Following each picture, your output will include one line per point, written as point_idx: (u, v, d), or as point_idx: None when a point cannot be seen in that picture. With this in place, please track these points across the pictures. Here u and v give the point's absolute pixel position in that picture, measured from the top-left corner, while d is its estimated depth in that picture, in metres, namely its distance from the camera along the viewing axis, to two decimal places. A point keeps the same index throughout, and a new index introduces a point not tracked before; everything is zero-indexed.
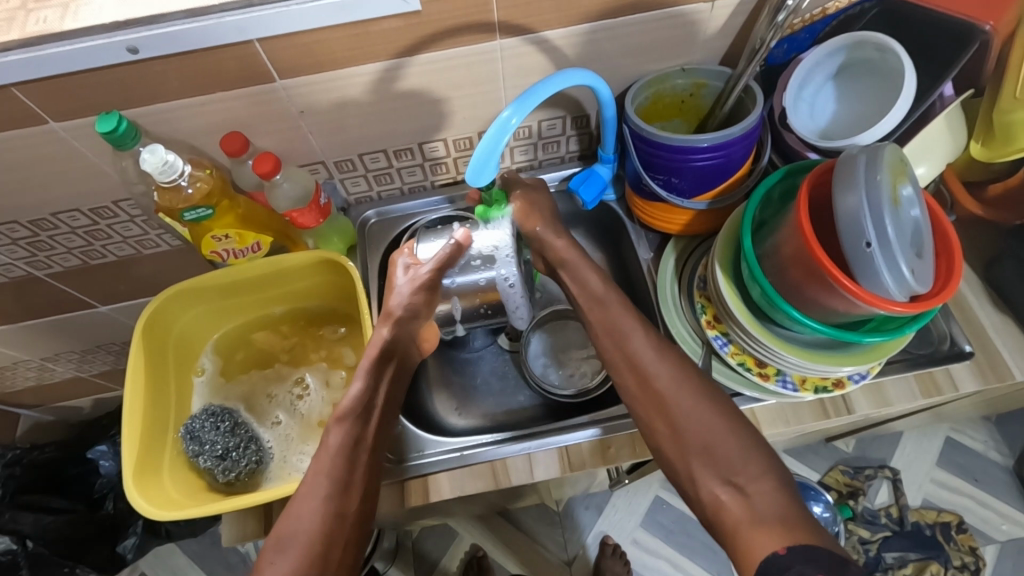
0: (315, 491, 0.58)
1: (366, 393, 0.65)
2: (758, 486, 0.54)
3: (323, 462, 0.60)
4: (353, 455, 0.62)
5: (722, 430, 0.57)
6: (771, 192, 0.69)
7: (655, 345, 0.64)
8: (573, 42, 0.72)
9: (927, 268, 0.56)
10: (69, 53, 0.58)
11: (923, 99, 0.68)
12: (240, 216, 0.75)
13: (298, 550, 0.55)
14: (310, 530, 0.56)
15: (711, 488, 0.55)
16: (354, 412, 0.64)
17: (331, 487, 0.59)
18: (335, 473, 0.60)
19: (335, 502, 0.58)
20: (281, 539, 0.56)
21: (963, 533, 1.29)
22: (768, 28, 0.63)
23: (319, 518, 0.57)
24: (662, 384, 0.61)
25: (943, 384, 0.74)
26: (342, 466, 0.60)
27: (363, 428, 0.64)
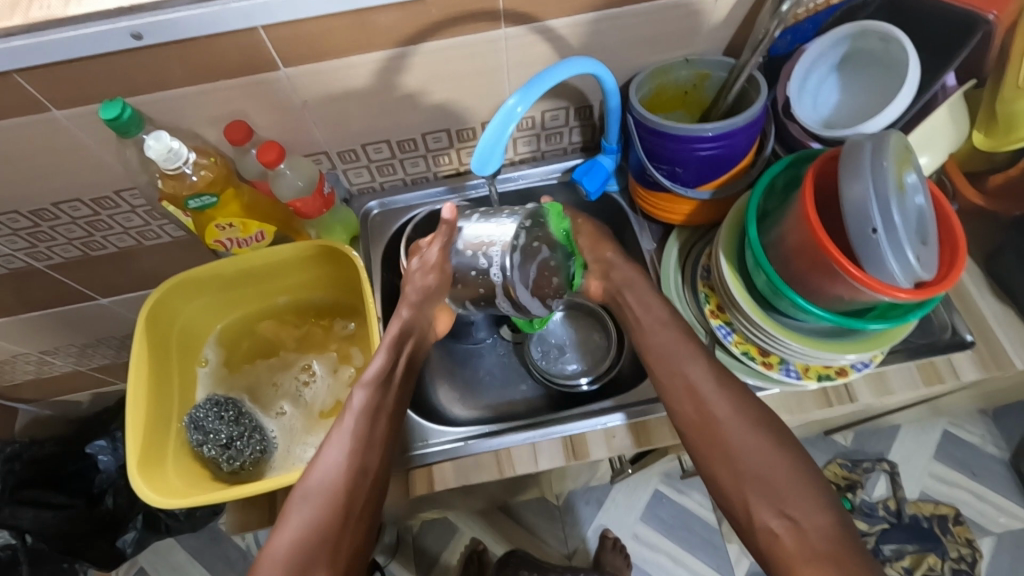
0: (337, 449, 0.61)
1: (392, 360, 0.68)
2: (814, 521, 0.56)
3: (345, 423, 0.63)
4: (377, 419, 0.64)
5: (777, 462, 0.59)
6: (776, 181, 0.69)
7: (711, 373, 0.65)
8: (577, 32, 0.72)
9: (932, 255, 0.56)
10: (73, 39, 0.58)
11: (927, 89, 0.68)
12: (244, 205, 0.75)
13: (317, 501, 0.58)
14: (330, 482, 0.59)
15: (763, 520, 0.57)
16: (378, 380, 0.66)
17: (353, 445, 0.61)
18: (357, 433, 0.62)
19: (357, 460, 0.61)
20: (303, 489, 0.59)
21: (960, 526, 1.30)
22: (772, 17, 0.63)
23: (338, 470, 0.60)
24: (720, 418, 0.62)
25: (945, 373, 0.74)
26: (365, 427, 0.63)
27: (387, 394, 0.66)
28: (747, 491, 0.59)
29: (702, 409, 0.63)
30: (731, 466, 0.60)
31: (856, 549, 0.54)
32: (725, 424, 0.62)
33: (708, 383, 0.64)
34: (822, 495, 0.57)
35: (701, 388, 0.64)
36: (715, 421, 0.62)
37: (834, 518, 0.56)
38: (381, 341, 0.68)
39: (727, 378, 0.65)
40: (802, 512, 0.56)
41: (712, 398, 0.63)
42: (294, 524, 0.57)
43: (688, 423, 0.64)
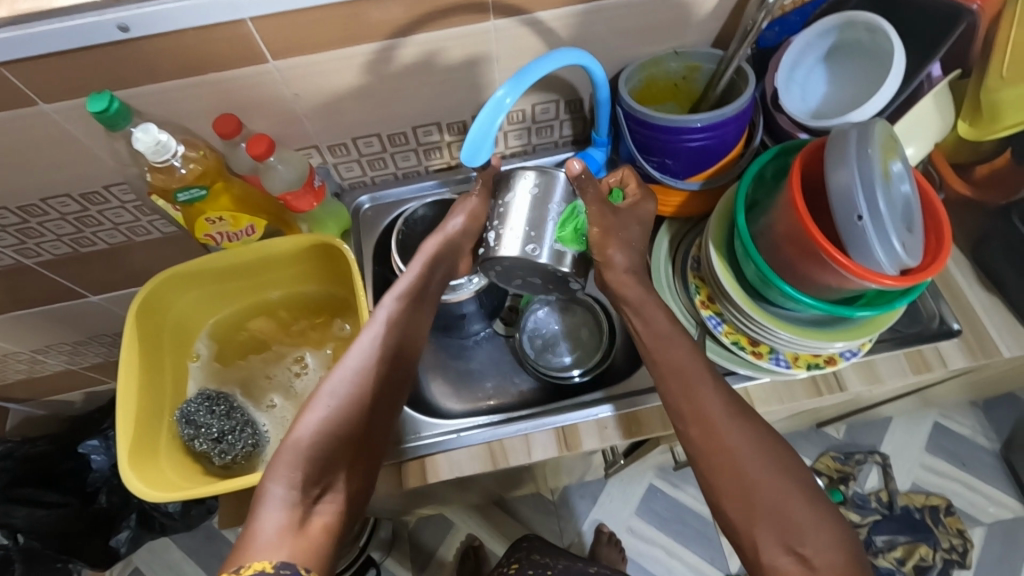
0: (364, 355, 0.61)
1: (425, 274, 0.68)
2: (822, 551, 0.54)
3: (373, 331, 0.63)
4: (403, 331, 0.64)
5: (788, 493, 0.57)
6: (765, 170, 0.70)
7: (721, 396, 0.61)
8: (567, 23, 0.72)
9: (917, 242, 0.57)
10: (60, 31, 0.58)
11: (911, 79, 0.69)
12: (235, 197, 0.75)
13: (341, 401, 0.58)
14: (355, 385, 0.59)
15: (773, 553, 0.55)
16: (409, 295, 0.66)
17: (380, 355, 0.61)
18: (385, 343, 0.63)
19: (381, 367, 0.61)
20: (329, 388, 0.58)
21: (952, 516, 1.32)
22: (759, 8, 0.63)
23: (364, 375, 0.60)
24: (734, 448, 0.59)
25: (932, 362, 0.75)
26: (393, 337, 0.63)
27: (414, 311, 0.66)
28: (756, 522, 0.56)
29: (714, 434, 0.59)
30: (740, 495, 0.57)
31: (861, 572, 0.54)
32: (736, 450, 0.58)
33: (721, 405, 0.61)
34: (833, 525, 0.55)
35: (710, 413, 0.60)
36: (726, 448, 0.59)
37: (844, 550, 0.54)
38: (417, 256, 0.68)
39: (734, 405, 0.61)
40: (811, 539, 0.54)
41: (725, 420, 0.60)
42: (315, 418, 0.56)
43: (702, 451, 0.60)
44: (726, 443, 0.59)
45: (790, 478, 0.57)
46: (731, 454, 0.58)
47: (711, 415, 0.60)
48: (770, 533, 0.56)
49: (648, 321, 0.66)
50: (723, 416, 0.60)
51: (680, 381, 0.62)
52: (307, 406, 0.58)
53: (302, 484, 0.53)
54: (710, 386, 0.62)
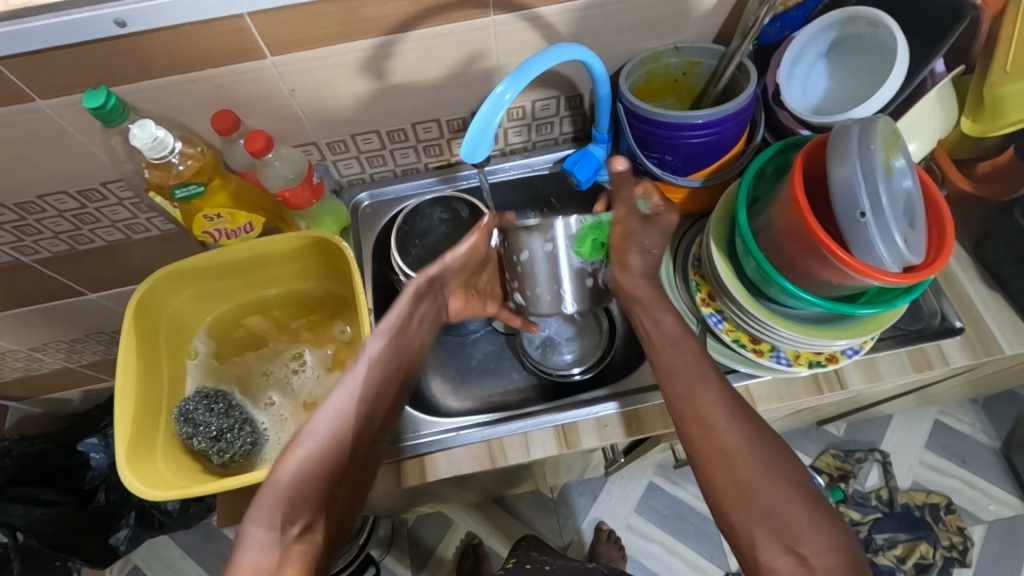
0: (349, 394, 0.59)
1: (409, 315, 0.65)
2: (818, 549, 0.54)
3: (357, 371, 0.61)
4: (386, 372, 0.62)
5: (785, 494, 0.56)
6: (766, 167, 0.69)
7: (718, 396, 0.61)
8: (566, 19, 0.71)
9: (919, 239, 0.56)
10: (55, 27, 0.57)
11: (914, 76, 0.68)
12: (232, 194, 0.74)
13: (323, 442, 0.56)
14: (339, 425, 0.57)
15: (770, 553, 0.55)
16: (393, 336, 0.64)
17: (363, 394, 0.60)
18: (369, 380, 0.61)
19: (363, 408, 0.59)
20: (311, 430, 0.56)
21: (952, 514, 1.32)
22: (760, 3, 0.62)
23: (347, 416, 0.58)
24: (731, 448, 0.59)
25: (934, 359, 0.75)
26: (376, 377, 0.61)
27: (397, 351, 0.64)
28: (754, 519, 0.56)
29: (712, 437, 0.59)
30: (737, 496, 0.57)
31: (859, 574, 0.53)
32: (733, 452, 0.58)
33: (718, 405, 0.61)
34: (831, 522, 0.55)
35: (708, 411, 0.61)
36: (724, 448, 0.59)
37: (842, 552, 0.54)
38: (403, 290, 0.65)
39: (732, 405, 0.61)
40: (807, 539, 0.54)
41: (719, 419, 0.60)
42: (296, 459, 0.54)
43: (700, 452, 0.60)
44: (723, 444, 0.59)
45: (787, 478, 0.57)
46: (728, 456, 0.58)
47: (704, 415, 0.60)
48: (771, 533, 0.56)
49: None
50: (719, 414, 0.60)
51: (676, 380, 0.63)
52: (291, 443, 0.56)
53: (281, 524, 0.52)
54: (708, 385, 0.62)
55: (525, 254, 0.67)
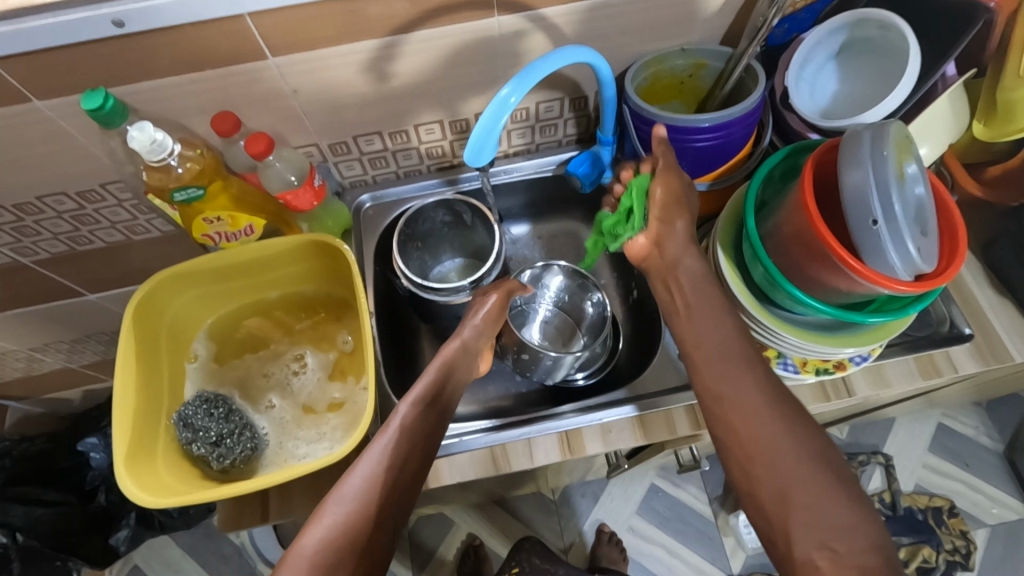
0: (377, 459, 0.58)
1: (439, 381, 0.66)
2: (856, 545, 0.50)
3: (385, 437, 0.60)
4: (416, 439, 0.61)
5: (816, 484, 0.52)
6: (774, 171, 0.68)
7: (742, 378, 0.59)
8: (572, 20, 0.70)
9: (932, 246, 0.55)
10: (52, 26, 0.56)
11: (926, 79, 0.67)
12: (233, 197, 0.74)
13: (347, 509, 0.55)
14: (364, 492, 0.56)
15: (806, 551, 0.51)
16: (424, 402, 0.63)
17: (392, 460, 0.58)
18: (399, 446, 0.59)
19: (390, 476, 0.58)
20: (338, 495, 0.56)
21: (955, 518, 1.31)
22: (769, 5, 0.62)
23: (374, 482, 0.56)
24: (757, 440, 0.56)
25: (943, 366, 0.74)
26: (405, 446, 0.59)
27: (427, 418, 0.63)
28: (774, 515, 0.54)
29: (738, 423, 0.57)
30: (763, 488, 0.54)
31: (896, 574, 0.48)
32: (761, 437, 0.55)
33: (740, 399, 0.58)
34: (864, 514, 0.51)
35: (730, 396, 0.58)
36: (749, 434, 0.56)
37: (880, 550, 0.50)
38: (430, 361, 0.66)
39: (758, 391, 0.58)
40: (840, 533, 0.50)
41: (745, 402, 0.57)
42: (321, 526, 0.54)
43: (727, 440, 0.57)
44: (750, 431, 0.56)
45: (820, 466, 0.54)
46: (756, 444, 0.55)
47: (728, 395, 0.58)
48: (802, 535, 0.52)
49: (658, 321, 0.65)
50: (744, 397, 0.57)
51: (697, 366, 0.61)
52: (318, 508, 0.56)
53: None
54: (732, 369, 0.59)
55: (526, 357, 0.78)
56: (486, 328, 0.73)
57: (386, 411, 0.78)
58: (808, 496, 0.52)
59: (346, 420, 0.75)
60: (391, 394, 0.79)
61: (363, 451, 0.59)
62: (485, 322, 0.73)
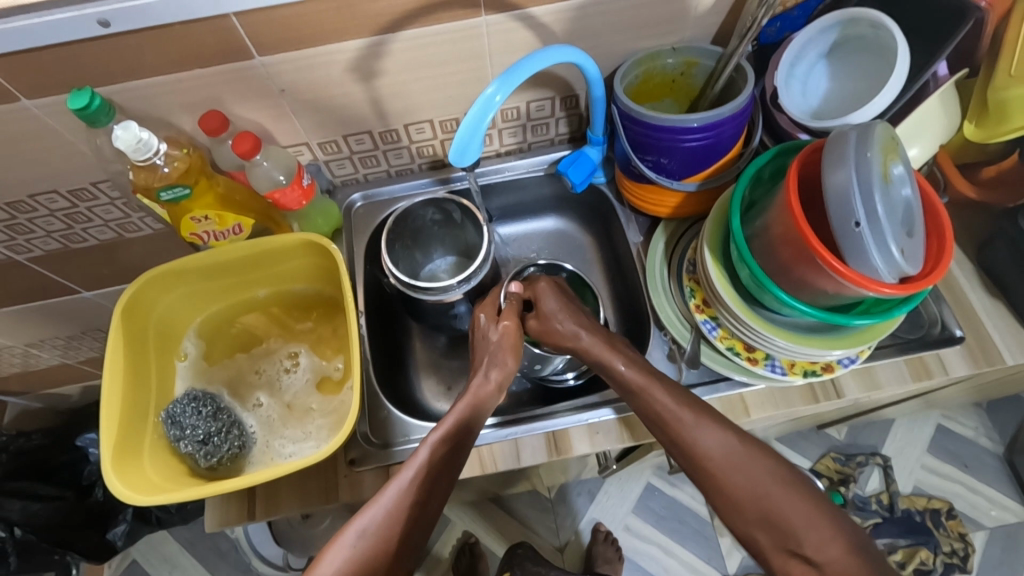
0: (399, 494, 0.58)
1: (468, 418, 0.66)
2: (828, 554, 0.55)
3: (406, 472, 0.60)
4: (439, 478, 0.61)
5: (787, 498, 0.58)
6: (762, 171, 0.68)
7: (689, 408, 0.62)
8: (560, 19, 0.70)
9: (917, 248, 0.55)
10: (38, 26, 0.56)
11: (917, 78, 0.66)
12: (219, 195, 0.74)
13: (367, 544, 0.56)
14: (383, 527, 0.57)
15: (784, 562, 0.57)
16: (448, 439, 0.63)
17: (417, 494, 0.59)
18: (423, 482, 0.60)
19: (411, 514, 0.58)
20: (357, 526, 0.57)
21: (953, 519, 1.30)
22: (758, 5, 0.61)
23: (396, 517, 0.57)
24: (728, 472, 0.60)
25: (934, 368, 0.73)
26: (428, 483, 0.60)
27: (451, 458, 0.62)
28: (750, 521, 0.59)
29: (699, 454, 0.61)
30: (736, 508, 0.59)
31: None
32: (722, 464, 0.60)
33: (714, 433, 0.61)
34: (831, 519, 0.57)
35: (686, 426, 0.62)
36: (713, 462, 0.60)
37: (858, 557, 0.54)
38: (459, 398, 0.66)
39: (705, 414, 0.62)
40: (812, 540, 0.56)
41: (700, 427, 0.61)
42: (338, 557, 0.55)
43: (696, 472, 0.61)
44: (711, 458, 0.60)
45: (789, 481, 0.59)
46: (721, 468, 0.60)
47: (686, 416, 0.62)
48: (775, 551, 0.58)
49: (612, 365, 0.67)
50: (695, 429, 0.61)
51: (653, 391, 0.64)
52: (334, 536, 0.57)
53: None
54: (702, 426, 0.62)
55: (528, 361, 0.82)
56: (504, 358, 0.71)
57: (375, 409, 0.78)
58: (779, 509, 0.58)
59: (333, 419, 0.75)
60: (380, 391, 0.79)
61: (385, 485, 0.59)
62: (505, 352, 0.71)
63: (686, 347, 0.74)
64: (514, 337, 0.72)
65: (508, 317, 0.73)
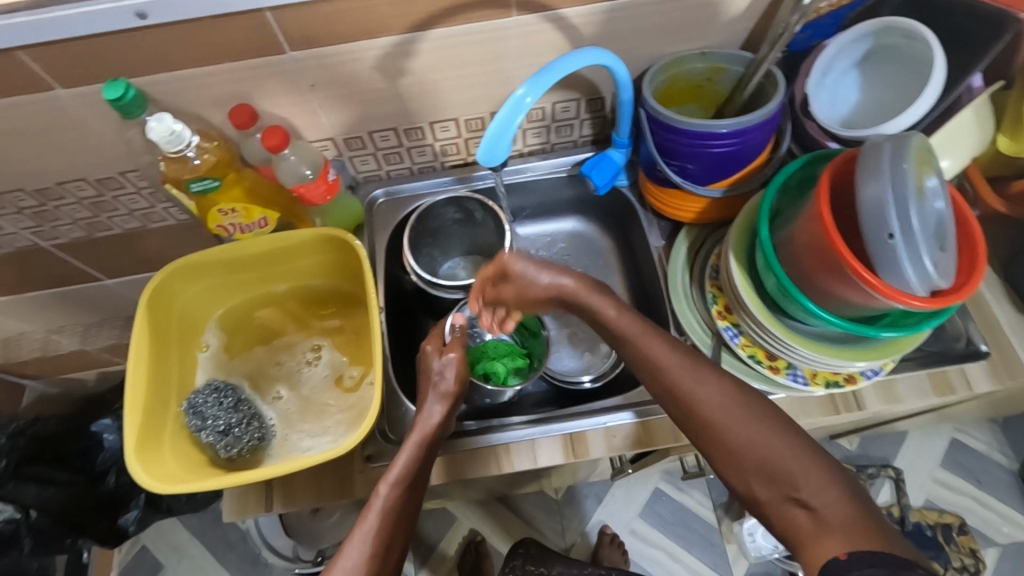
0: (363, 544, 0.57)
1: (419, 460, 0.64)
2: (826, 499, 0.51)
3: (368, 521, 0.59)
4: (399, 521, 0.60)
5: (789, 449, 0.53)
6: (790, 179, 0.67)
7: (686, 360, 0.60)
8: (590, 21, 0.70)
9: (949, 262, 0.54)
10: (76, 17, 0.57)
11: (952, 90, 0.66)
12: (246, 189, 0.74)
13: None
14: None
15: (781, 506, 0.53)
16: (404, 483, 0.62)
17: (378, 547, 0.57)
18: (382, 532, 0.58)
19: (376, 564, 0.57)
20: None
21: (964, 535, 1.28)
22: (792, 11, 0.61)
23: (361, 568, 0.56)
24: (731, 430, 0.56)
25: (956, 383, 0.73)
26: (389, 531, 0.59)
27: (409, 497, 0.62)
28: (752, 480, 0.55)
29: (697, 409, 0.58)
30: (735, 463, 0.55)
31: (876, 530, 0.48)
32: (719, 416, 0.57)
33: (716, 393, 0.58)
34: None
35: (680, 384, 0.59)
36: (709, 415, 0.57)
37: (852, 501, 0.50)
38: (406, 441, 0.64)
39: (706, 368, 0.59)
40: (811, 485, 0.52)
41: (694, 381, 0.58)
42: None
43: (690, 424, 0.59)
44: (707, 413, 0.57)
45: None
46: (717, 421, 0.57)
47: (684, 371, 0.59)
48: (774, 501, 0.53)
49: (599, 311, 0.64)
50: (692, 388, 0.58)
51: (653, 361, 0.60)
52: None
53: None
54: (724, 399, 0.57)
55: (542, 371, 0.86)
56: (446, 400, 0.67)
57: (393, 406, 0.78)
58: None
59: (350, 414, 0.76)
60: (398, 389, 0.80)
61: (347, 535, 0.58)
62: (451, 385, 0.68)
63: (707, 354, 0.74)
64: (460, 366, 0.69)
65: (453, 347, 0.70)
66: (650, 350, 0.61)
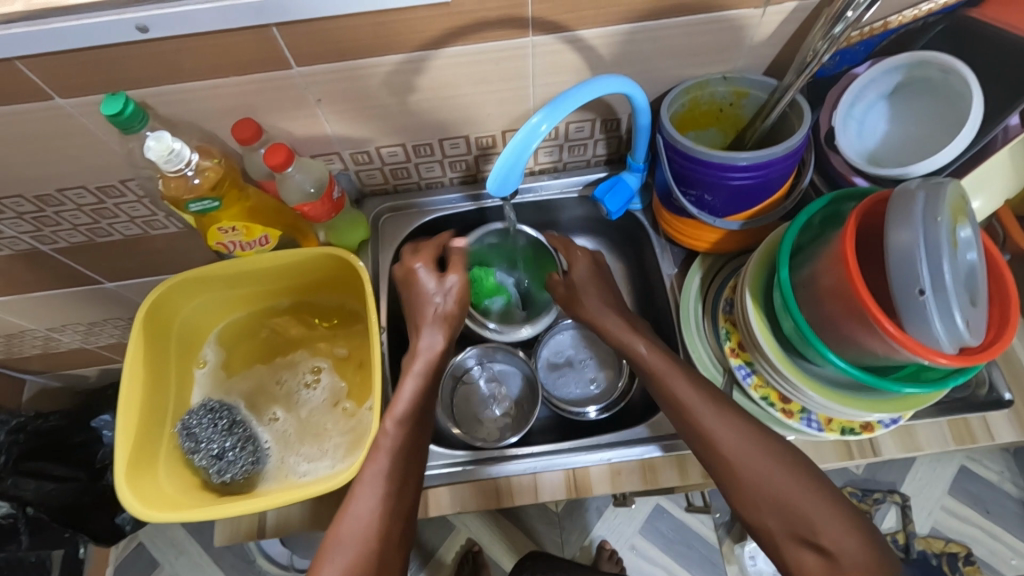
0: (376, 496, 0.58)
1: (419, 399, 0.65)
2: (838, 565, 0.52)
3: (379, 461, 0.60)
4: (409, 459, 0.61)
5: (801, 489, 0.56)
6: (814, 217, 0.64)
7: (709, 399, 0.62)
8: (611, 42, 0.67)
9: (981, 318, 0.51)
10: (75, 29, 0.54)
11: (986, 131, 0.62)
12: (248, 208, 0.73)
13: (354, 549, 0.55)
14: (368, 530, 0.56)
15: (785, 536, 0.56)
16: (409, 419, 0.63)
17: (388, 480, 0.59)
18: (391, 472, 0.60)
19: (388, 508, 0.58)
20: (339, 536, 0.56)
21: (970, 565, 1.25)
22: (822, 39, 0.58)
23: (374, 518, 0.57)
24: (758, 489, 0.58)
25: (978, 432, 0.70)
26: (400, 468, 0.60)
27: (418, 432, 0.63)
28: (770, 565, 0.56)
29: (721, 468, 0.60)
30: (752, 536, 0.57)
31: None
32: (723, 444, 0.60)
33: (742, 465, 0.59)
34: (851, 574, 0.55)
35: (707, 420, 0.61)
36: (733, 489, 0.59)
37: (855, 531, 0.54)
38: (411, 372, 0.66)
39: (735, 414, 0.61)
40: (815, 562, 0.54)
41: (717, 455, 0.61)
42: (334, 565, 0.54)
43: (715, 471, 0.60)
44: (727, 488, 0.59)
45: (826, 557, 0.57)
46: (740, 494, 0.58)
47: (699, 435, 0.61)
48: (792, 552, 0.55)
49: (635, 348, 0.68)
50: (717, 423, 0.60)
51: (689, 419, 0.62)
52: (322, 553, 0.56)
53: None
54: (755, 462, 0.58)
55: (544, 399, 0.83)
56: (442, 326, 0.70)
57: None
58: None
59: (350, 438, 0.73)
60: None
61: (358, 485, 0.59)
62: (451, 306, 0.71)
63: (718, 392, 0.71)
64: (456, 293, 0.72)
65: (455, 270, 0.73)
66: (706, 423, 0.61)
